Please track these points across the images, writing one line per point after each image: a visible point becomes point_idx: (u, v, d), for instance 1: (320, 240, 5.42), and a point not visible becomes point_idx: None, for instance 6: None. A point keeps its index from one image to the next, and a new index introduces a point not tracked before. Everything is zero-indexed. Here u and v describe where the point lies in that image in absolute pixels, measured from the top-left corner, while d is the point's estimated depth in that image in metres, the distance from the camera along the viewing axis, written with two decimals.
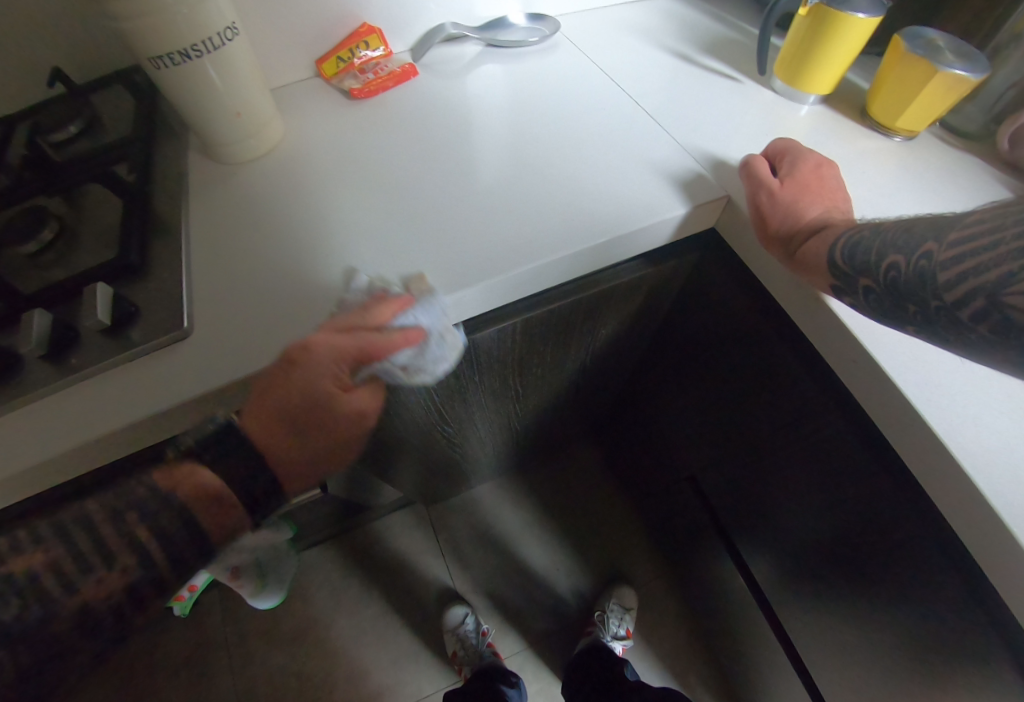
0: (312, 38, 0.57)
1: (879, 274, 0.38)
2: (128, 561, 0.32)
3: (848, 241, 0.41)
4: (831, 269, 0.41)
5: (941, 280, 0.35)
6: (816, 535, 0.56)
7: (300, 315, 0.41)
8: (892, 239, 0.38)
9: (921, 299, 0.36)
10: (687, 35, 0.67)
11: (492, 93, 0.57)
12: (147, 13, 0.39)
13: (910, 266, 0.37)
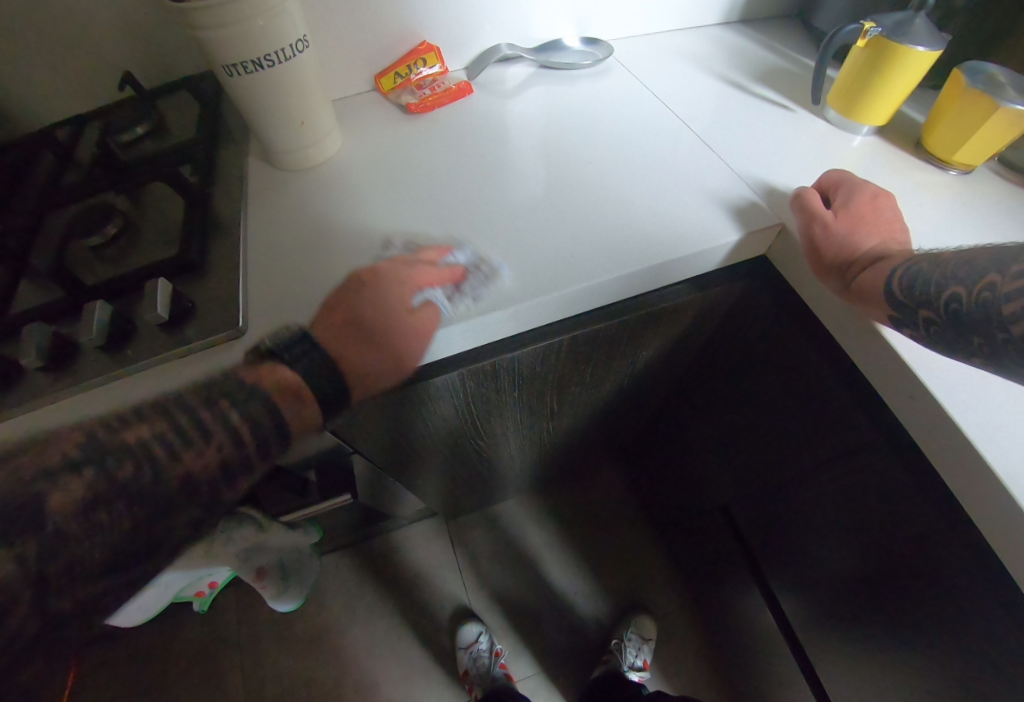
0: (373, 54, 0.58)
1: (939, 305, 0.38)
2: (187, 461, 0.34)
3: (907, 271, 0.40)
4: (889, 300, 0.40)
5: (1008, 314, 0.34)
6: (856, 576, 0.54)
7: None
8: (952, 269, 0.38)
9: (985, 330, 0.35)
10: (739, 63, 0.67)
11: (546, 114, 0.58)
12: (227, 25, 0.41)
13: (973, 298, 0.36)
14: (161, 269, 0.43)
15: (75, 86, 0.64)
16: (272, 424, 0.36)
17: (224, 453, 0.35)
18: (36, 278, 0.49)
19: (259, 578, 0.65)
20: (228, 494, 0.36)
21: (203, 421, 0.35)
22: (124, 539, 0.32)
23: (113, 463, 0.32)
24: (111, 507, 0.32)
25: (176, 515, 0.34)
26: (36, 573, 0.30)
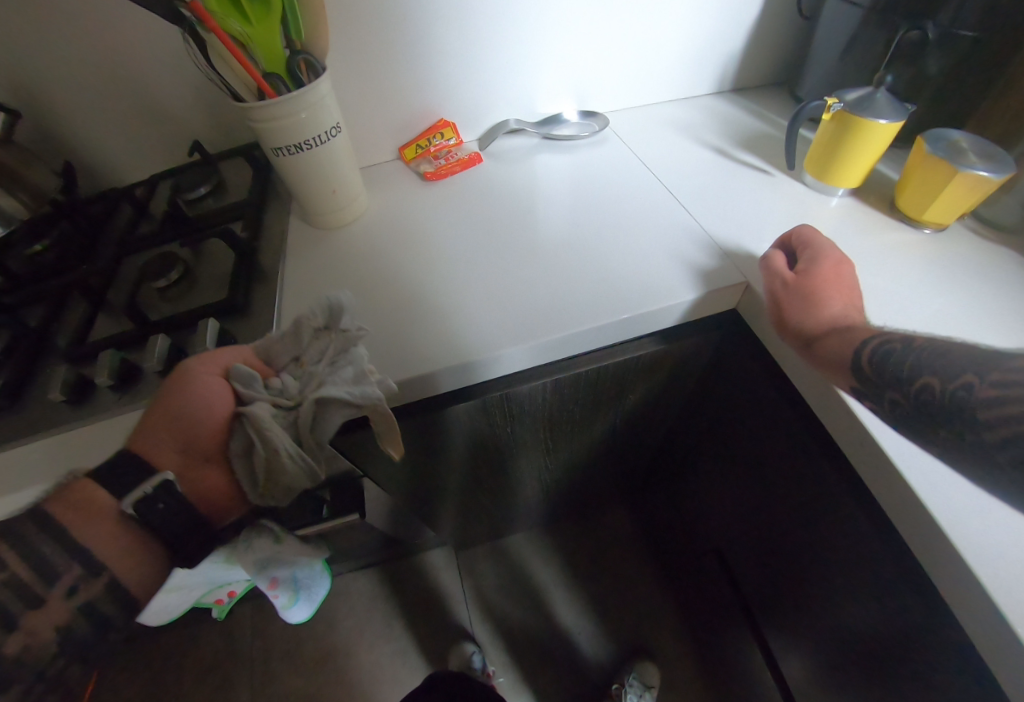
0: (396, 129, 0.68)
1: (909, 391, 0.39)
2: None
3: (876, 346, 0.42)
4: (854, 370, 0.43)
5: (979, 417, 0.34)
6: (833, 621, 0.56)
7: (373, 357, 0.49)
8: (928, 351, 0.39)
9: (949, 424, 0.36)
10: (727, 131, 0.74)
11: (549, 180, 0.66)
12: (277, 118, 0.51)
13: (947, 392, 0.36)
14: (211, 311, 0.52)
15: (152, 152, 0.77)
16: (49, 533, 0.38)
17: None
18: (109, 314, 0.59)
19: (274, 586, 0.69)
20: (12, 638, 0.36)
21: None
22: None
23: None
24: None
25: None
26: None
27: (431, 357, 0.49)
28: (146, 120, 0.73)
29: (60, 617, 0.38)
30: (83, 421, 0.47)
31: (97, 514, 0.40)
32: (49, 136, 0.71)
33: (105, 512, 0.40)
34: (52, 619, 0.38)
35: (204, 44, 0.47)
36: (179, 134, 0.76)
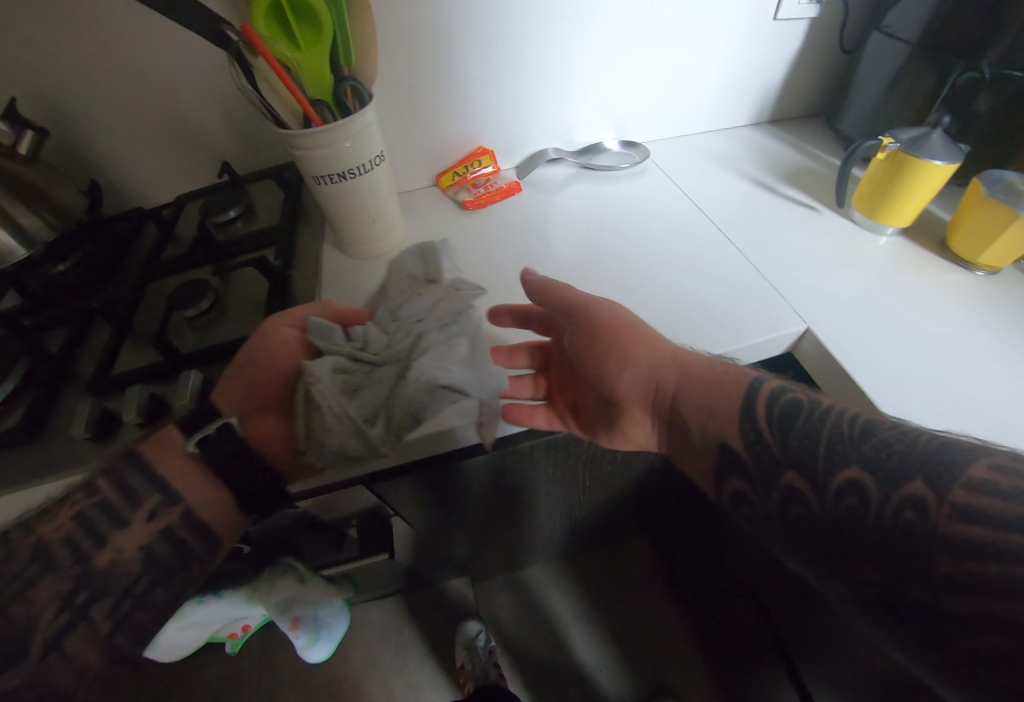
0: (433, 156, 0.67)
1: (831, 497, 0.36)
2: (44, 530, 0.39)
3: (782, 407, 0.40)
4: (749, 417, 0.41)
5: (937, 564, 0.31)
6: (890, 680, 0.53)
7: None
8: (865, 451, 0.35)
9: (883, 557, 0.33)
10: (768, 164, 0.72)
11: (591, 210, 0.65)
12: (322, 147, 0.49)
13: (887, 518, 0.33)
14: None
15: (179, 171, 0.75)
16: (133, 468, 0.41)
17: (82, 512, 0.39)
18: (135, 340, 0.57)
19: (294, 626, 0.67)
20: (103, 554, 0.40)
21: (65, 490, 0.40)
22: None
23: None
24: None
25: (42, 584, 0.38)
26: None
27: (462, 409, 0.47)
28: (177, 139, 0.71)
29: (142, 539, 0.41)
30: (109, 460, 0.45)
31: (172, 450, 0.42)
32: (76, 153, 0.69)
33: (180, 449, 0.42)
34: (136, 540, 0.41)
35: (252, 70, 0.45)
36: (208, 153, 0.74)
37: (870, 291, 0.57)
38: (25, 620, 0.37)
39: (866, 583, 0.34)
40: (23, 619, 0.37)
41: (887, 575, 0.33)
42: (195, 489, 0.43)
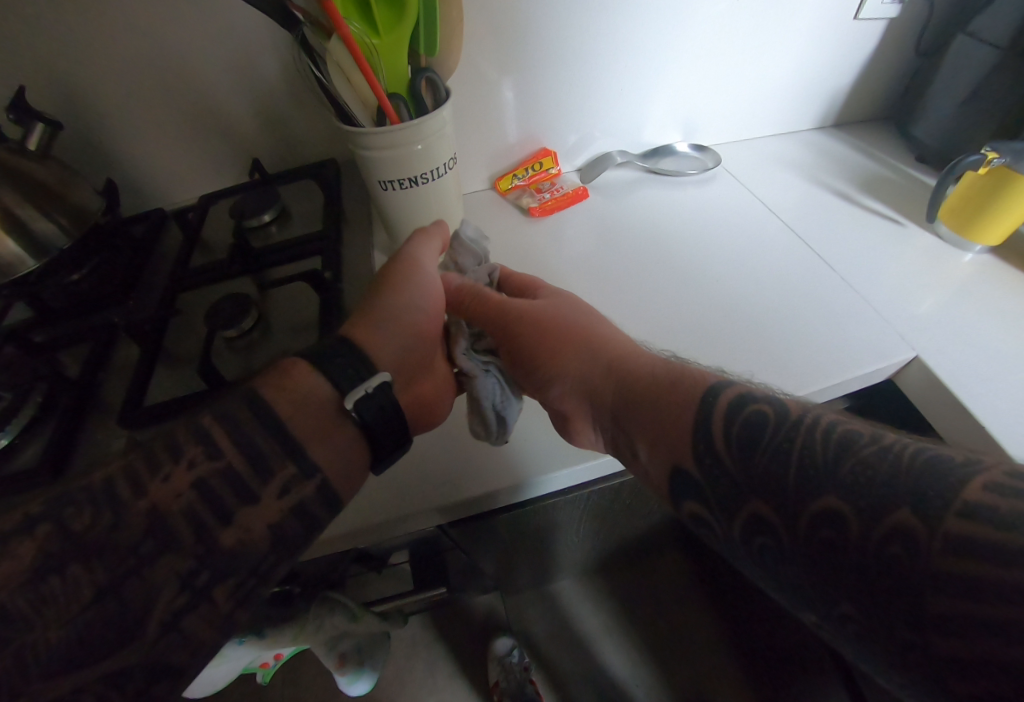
0: (498, 155, 0.63)
1: (797, 523, 0.27)
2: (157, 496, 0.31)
3: (738, 407, 0.32)
4: (708, 438, 0.32)
5: (926, 606, 0.23)
6: None
7: (440, 469, 0.43)
8: (815, 465, 0.28)
9: (874, 603, 0.25)
10: (846, 173, 0.69)
11: (672, 218, 0.61)
12: (395, 149, 0.44)
13: (866, 549, 0.25)
14: None
15: (204, 169, 0.69)
16: (267, 425, 0.33)
17: (206, 477, 0.32)
18: (173, 361, 0.52)
19: (341, 663, 0.62)
20: (230, 527, 0.31)
21: (186, 444, 0.32)
22: (82, 634, 0.28)
23: (70, 515, 0.30)
24: (89, 555, 0.29)
25: (163, 558, 0.30)
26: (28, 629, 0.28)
27: (497, 477, 0.43)
28: (202, 134, 0.65)
29: (271, 516, 0.33)
30: None
31: (317, 406, 0.35)
32: (91, 150, 0.63)
33: (323, 403, 0.35)
34: (264, 517, 0.32)
35: (330, 57, 0.39)
36: (235, 150, 0.68)
37: (953, 306, 0.53)
38: (142, 599, 0.29)
39: (845, 619, 0.26)
40: (141, 596, 0.29)
41: (867, 616, 0.25)
42: (328, 449, 0.35)
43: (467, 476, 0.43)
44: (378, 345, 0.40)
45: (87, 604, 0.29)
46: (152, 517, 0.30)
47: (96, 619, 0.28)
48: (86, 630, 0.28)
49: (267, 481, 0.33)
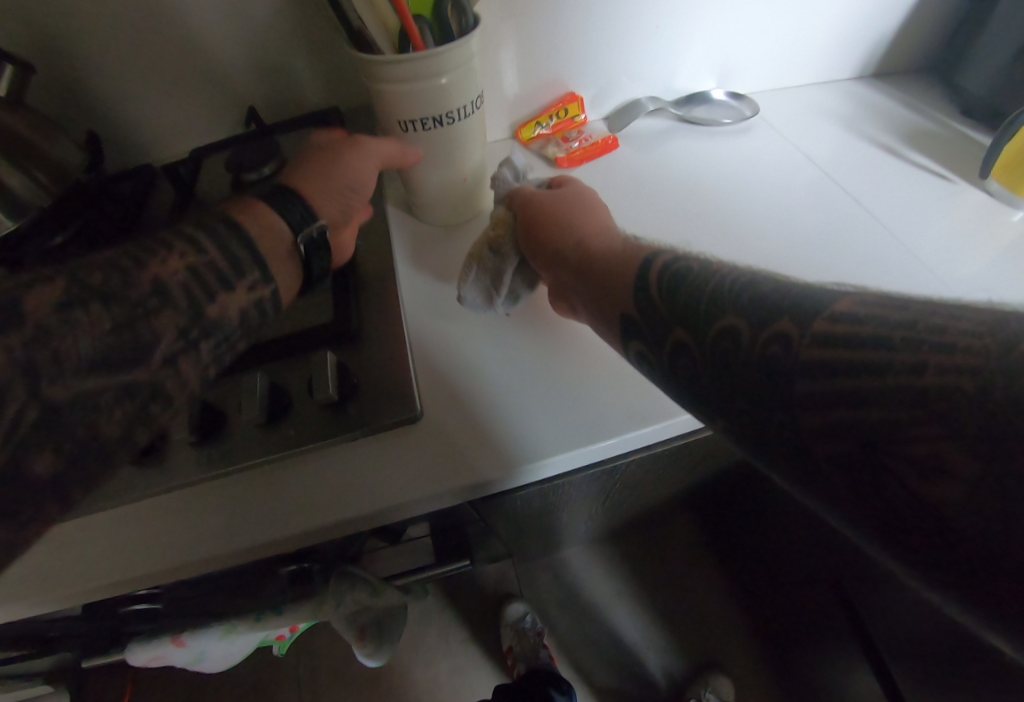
0: (520, 102, 0.58)
1: (708, 340, 0.27)
2: (156, 275, 0.31)
3: (670, 266, 0.31)
4: (636, 290, 0.32)
5: (797, 388, 0.23)
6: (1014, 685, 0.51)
7: (452, 445, 0.39)
8: (725, 289, 0.27)
9: (754, 392, 0.25)
10: (888, 124, 0.64)
11: (706, 171, 0.57)
12: (418, 81, 0.39)
13: (755, 348, 0.25)
14: (319, 337, 0.41)
15: (194, 118, 0.62)
16: (235, 236, 0.34)
17: (195, 265, 0.32)
18: None
19: (360, 639, 0.60)
20: (215, 311, 0.32)
21: (163, 241, 0.33)
22: (95, 362, 0.28)
23: (80, 272, 0.30)
24: (88, 307, 0.29)
25: (153, 320, 0.30)
26: (17, 357, 0.26)
27: (493, 463, 0.38)
28: (192, 79, 0.58)
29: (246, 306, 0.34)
30: (163, 485, 0.37)
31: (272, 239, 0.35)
32: (69, 96, 0.56)
33: (279, 233, 0.36)
34: (240, 305, 0.33)
35: None
36: (228, 96, 0.61)
37: (998, 266, 0.50)
38: (132, 349, 0.29)
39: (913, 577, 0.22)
40: (133, 347, 0.29)
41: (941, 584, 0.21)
42: (288, 271, 0.36)
43: (481, 455, 0.38)
44: (316, 192, 0.38)
45: (103, 333, 0.29)
46: (141, 286, 0.30)
47: (109, 361, 0.28)
48: (99, 361, 0.28)
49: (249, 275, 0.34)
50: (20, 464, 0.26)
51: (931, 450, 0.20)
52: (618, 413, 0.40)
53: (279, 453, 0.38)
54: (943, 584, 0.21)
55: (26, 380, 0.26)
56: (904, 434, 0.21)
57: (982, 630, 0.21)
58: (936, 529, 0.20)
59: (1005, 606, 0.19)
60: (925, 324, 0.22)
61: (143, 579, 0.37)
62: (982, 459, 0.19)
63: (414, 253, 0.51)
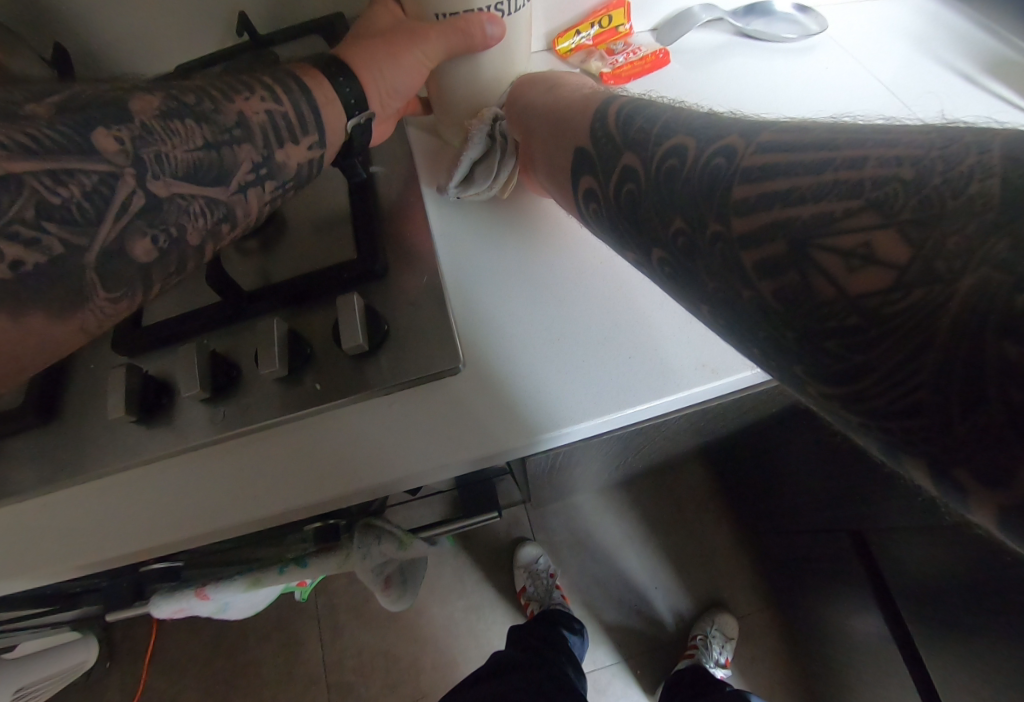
0: (558, 6, 0.50)
1: (654, 160, 0.26)
2: (237, 109, 0.31)
3: (627, 106, 0.30)
4: (593, 130, 0.31)
5: (734, 195, 0.22)
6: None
7: (484, 408, 0.35)
8: (688, 120, 0.26)
9: (697, 210, 0.23)
10: (968, 46, 0.56)
11: (765, 93, 0.50)
12: None
13: (698, 164, 0.24)
14: (343, 281, 0.37)
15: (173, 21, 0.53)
16: (299, 90, 0.34)
17: (274, 110, 0.32)
18: None
19: (388, 588, 0.59)
20: (282, 159, 0.33)
21: (246, 81, 0.33)
22: (191, 168, 0.29)
23: (178, 92, 0.30)
24: (184, 120, 0.29)
25: (235, 149, 0.31)
26: (127, 149, 0.27)
27: (514, 431, 0.34)
28: None
29: (301, 160, 0.34)
30: (176, 443, 0.34)
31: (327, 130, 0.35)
32: None
33: (337, 116, 0.35)
34: (298, 158, 0.34)
35: None
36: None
37: None
38: (216, 171, 0.30)
39: None
40: (216, 170, 0.30)
41: None
42: (338, 141, 0.37)
43: (516, 420, 0.34)
44: (372, 80, 0.37)
45: (198, 147, 0.30)
46: (227, 116, 0.31)
47: (201, 179, 0.30)
48: (195, 172, 0.30)
49: (312, 133, 0.34)
50: (124, 244, 0.28)
51: (862, 240, 0.19)
52: (677, 368, 0.36)
53: (299, 412, 0.35)
54: (862, 389, 0.19)
55: (134, 174, 0.27)
56: (834, 228, 0.19)
57: (898, 449, 0.19)
58: (862, 329, 0.19)
59: (920, 402, 0.17)
60: (890, 131, 0.20)
61: (162, 545, 0.34)
62: (913, 244, 0.18)
63: (427, 162, 0.45)
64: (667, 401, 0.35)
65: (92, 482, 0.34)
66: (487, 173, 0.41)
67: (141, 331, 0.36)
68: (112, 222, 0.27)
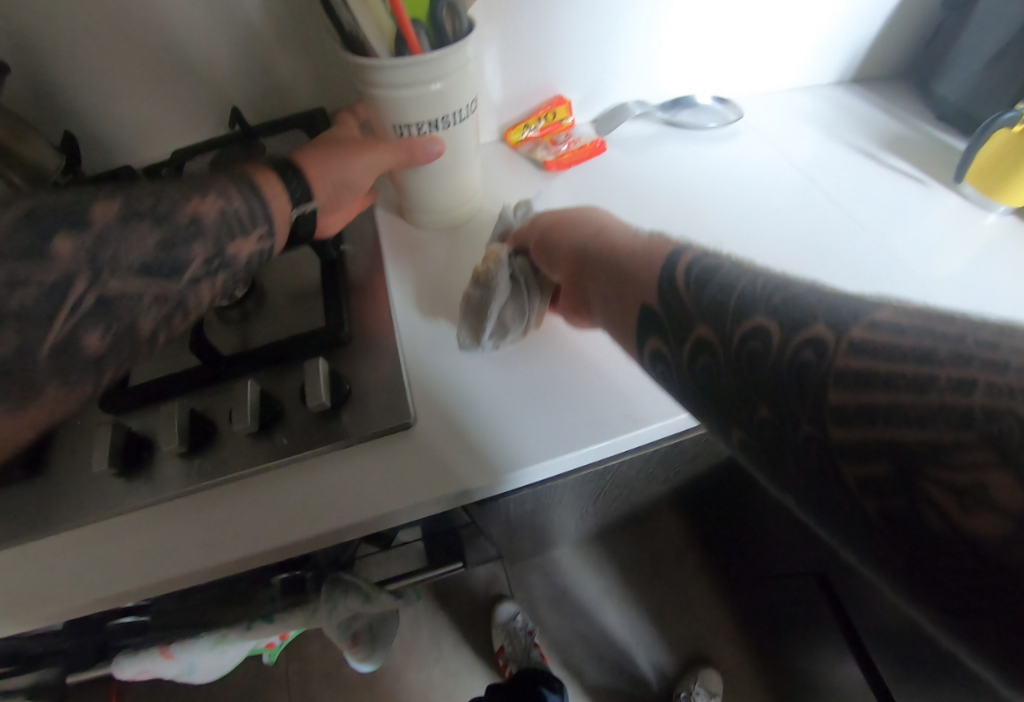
0: (509, 104, 0.59)
1: (732, 343, 0.26)
2: (190, 213, 0.34)
3: (698, 265, 0.29)
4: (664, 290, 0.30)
5: None
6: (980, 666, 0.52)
7: (439, 454, 0.38)
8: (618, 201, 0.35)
9: None
10: (865, 129, 0.65)
11: (691, 174, 0.58)
12: (408, 87, 0.39)
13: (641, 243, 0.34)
14: (312, 346, 0.41)
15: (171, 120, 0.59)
16: (250, 191, 0.37)
17: (228, 211, 0.36)
18: None
19: (354, 646, 0.59)
20: (234, 253, 0.36)
21: (200, 183, 0.36)
22: (145, 268, 0.32)
23: (133, 197, 0.33)
24: (139, 226, 0.32)
25: (188, 249, 0.34)
26: (84, 254, 0.30)
27: (466, 473, 0.37)
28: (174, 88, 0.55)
29: (250, 252, 0.38)
30: (152, 495, 0.37)
31: (279, 214, 0.39)
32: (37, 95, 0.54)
33: (284, 212, 0.39)
34: (247, 250, 0.37)
35: None
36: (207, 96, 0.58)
37: (975, 267, 0.50)
38: (171, 268, 0.33)
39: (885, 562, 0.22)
40: (170, 268, 0.33)
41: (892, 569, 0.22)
42: (285, 234, 0.40)
43: (469, 462, 0.38)
44: (321, 176, 0.41)
45: (151, 249, 0.32)
46: (182, 219, 0.34)
47: (153, 280, 0.33)
48: (148, 270, 0.32)
49: (260, 227, 0.38)
50: (77, 331, 0.30)
51: (974, 480, 0.19)
52: (613, 416, 0.40)
53: (270, 462, 0.38)
54: None
55: (90, 274, 0.30)
56: (946, 463, 0.19)
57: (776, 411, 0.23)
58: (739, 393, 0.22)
59: None
60: None
61: (129, 594, 0.36)
62: None
63: (398, 244, 0.51)
64: (606, 444, 0.39)
65: (68, 535, 0.37)
66: (517, 315, 0.42)
67: (126, 393, 0.40)
68: (66, 321, 0.30)
